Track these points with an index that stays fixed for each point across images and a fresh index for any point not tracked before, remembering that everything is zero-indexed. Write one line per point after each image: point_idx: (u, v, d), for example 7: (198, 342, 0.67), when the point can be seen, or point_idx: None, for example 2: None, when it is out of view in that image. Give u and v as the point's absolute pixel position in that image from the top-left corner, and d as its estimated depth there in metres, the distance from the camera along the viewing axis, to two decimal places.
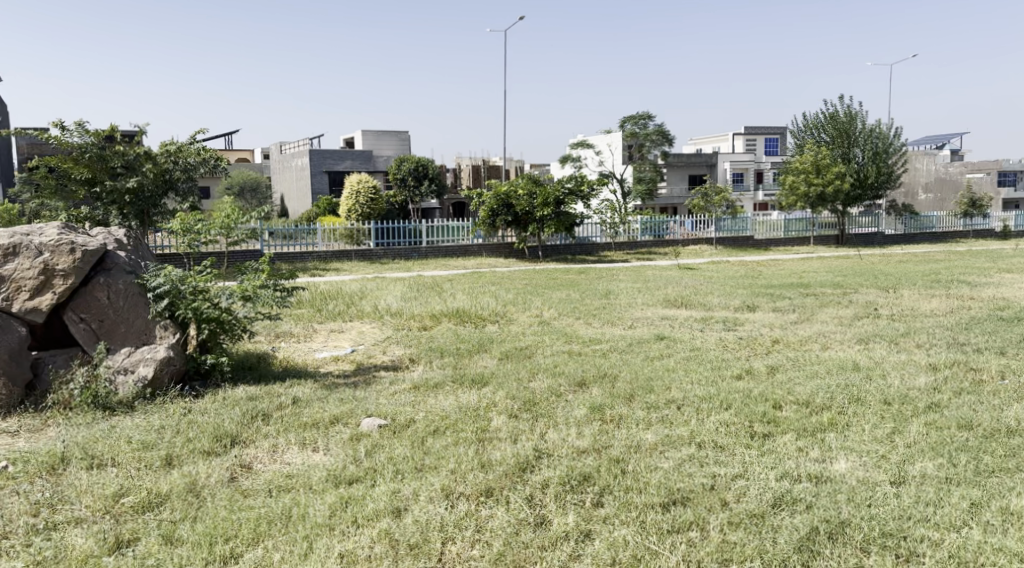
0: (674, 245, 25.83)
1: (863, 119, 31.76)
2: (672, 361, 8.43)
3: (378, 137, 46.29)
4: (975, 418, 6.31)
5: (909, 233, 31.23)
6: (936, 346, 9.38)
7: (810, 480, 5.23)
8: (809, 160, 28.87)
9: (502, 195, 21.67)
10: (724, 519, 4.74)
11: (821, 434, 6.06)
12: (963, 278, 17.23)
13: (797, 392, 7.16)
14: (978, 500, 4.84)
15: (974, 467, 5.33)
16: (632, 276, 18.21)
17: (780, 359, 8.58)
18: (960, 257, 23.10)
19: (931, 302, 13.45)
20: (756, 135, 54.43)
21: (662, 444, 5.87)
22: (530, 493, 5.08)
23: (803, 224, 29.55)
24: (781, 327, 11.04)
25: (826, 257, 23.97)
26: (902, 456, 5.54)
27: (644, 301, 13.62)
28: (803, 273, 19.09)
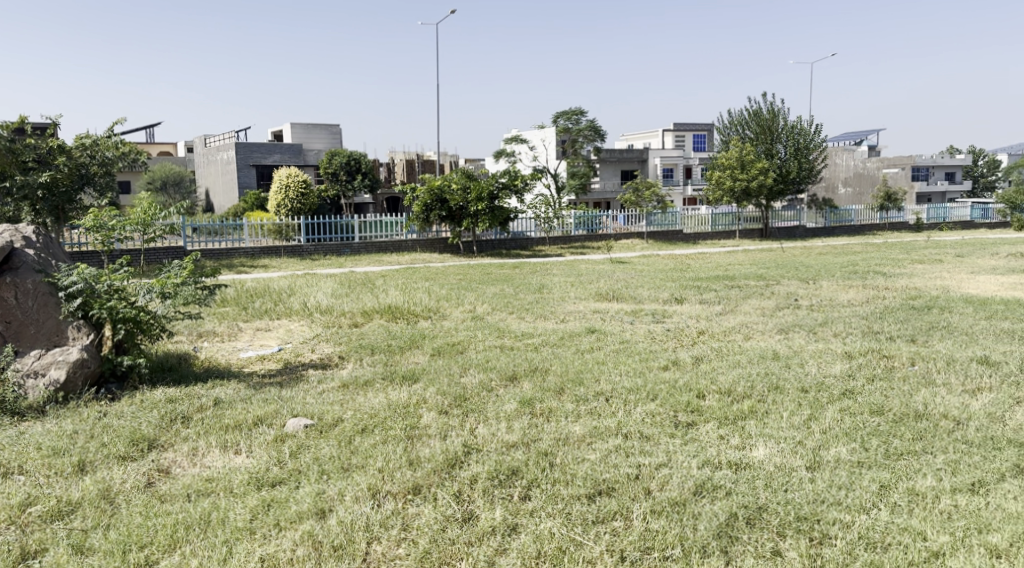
0: (606, 239, 26.12)
1: (785, 116, 32.63)
2: (602, 353, 8.53)
3: (307, 130, 45.50)
4: (886, 404, 6.58)
5: (829, 227, 32.29)
6: (852, 335, 9.76)
7: (730, 467, 5.37)
8: (734, 156, 29.59)
9: (435, 189, 21.59)
10: (647, 508, 4.82)
11: (742, 422, 6.22)
12: (878, 269, 17.91)
13: (720, 381, 7.33)
14: (887, 482, 5.04)
15: (885, 451, 5.55)
16: (566, 270, 18.37)
17: (705, 350, 8.78)
18: (876, 249, 23.99)
19: (848, 292, 13.94)
20: (685, 132, 55.53)
21: (590, 436, 5.93)
22: (458, 489, 5.07)
23: (729, 218, 30.28)
24: (708, 318, 11.29)
25: (751, 250, 24.63)
26: (818, 442, 5.73)
27: (575, 295, 13.75)
28: (728, 265, 19.55)
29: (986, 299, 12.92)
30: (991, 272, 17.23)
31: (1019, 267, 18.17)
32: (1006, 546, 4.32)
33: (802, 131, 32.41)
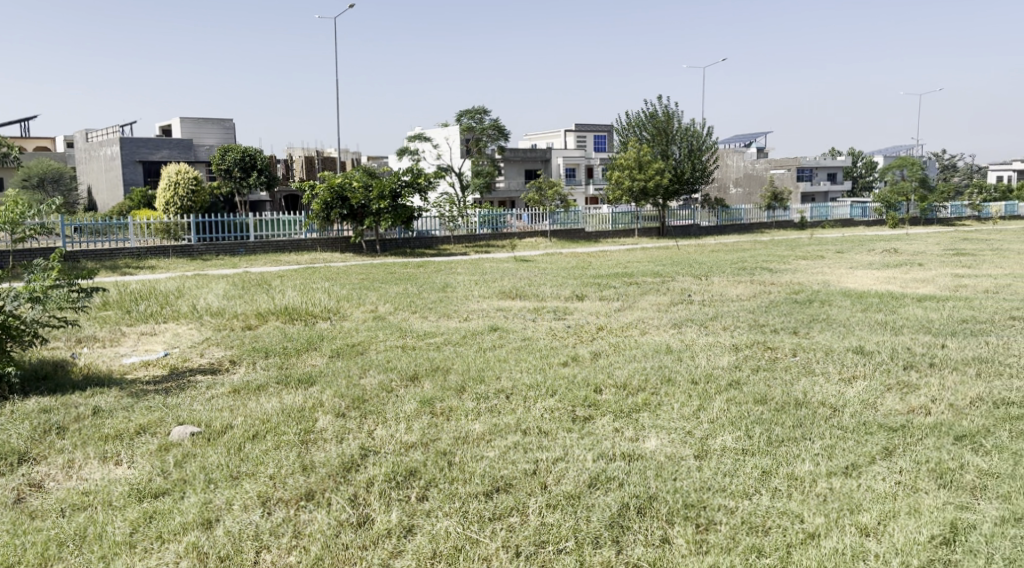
0: (509, 238, 26.26)
1: (679, 118, 33.59)
2: (503, 351, 8.57)
3: (198, 125, 43.90)
4: (770, 393, 6.87)
5: (721, 225, 33.47)
6: (739, 328, 10.16)
7: (624, 459, 5.49)
8: (632, 157, 30.28)
9: (336, 187, 21.24)
10: (543, 503, 4.88)
11: (636, 415, 6.37)
12: (766, 265, 18.69)
13: (616, 375, 7.49)
14: (769, 468, 5.27)
15: (767, 438, 5.80)
16: (470, 269, 18.37)
17: (602, 345, 8.94)
18: (764, 246, 25.02)
19: (738, 288, 14.49)
20: (586, 132, 56.46)
21: (489, 433, 5.95)
22: (353, 494, 4.99)
23: (629, 216, 30.93)
24: (607, 314, 11.50)
25: (649, 247, 25.28)
26: (706, 431, 5.93)
27: (479, 294, 13.75)
28: (627, 263, 19.98)
29: (863, 292, 13.68)
30: (867, 267, 18.27)
31: (892, 262, 19.31)
32: (875, 525, 4.56)
33: (695, 133, 33.47)
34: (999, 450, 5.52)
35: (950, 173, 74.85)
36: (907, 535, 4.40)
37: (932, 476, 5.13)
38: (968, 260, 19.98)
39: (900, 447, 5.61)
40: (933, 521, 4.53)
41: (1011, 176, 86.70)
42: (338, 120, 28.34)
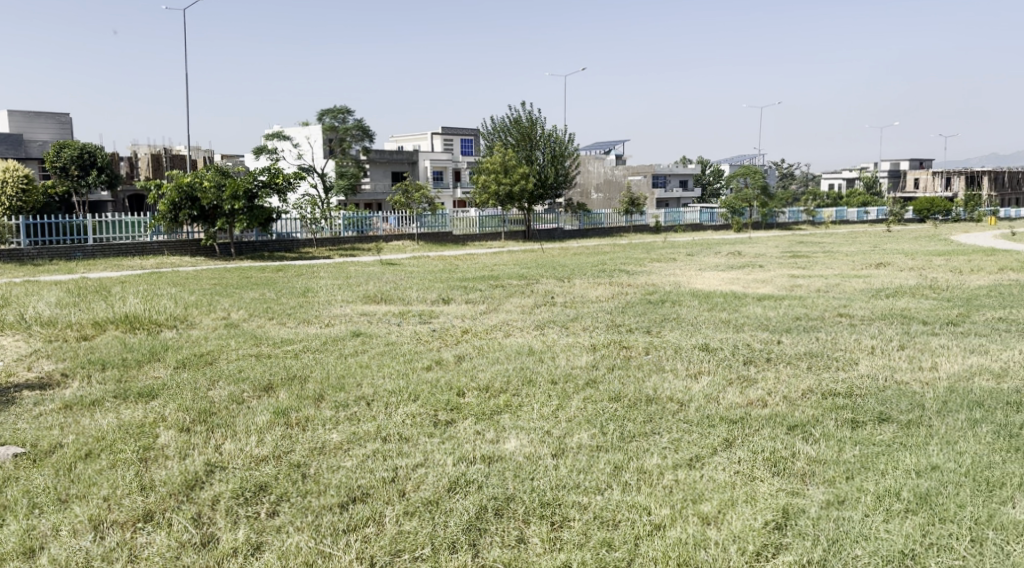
0: (374, 240, 25.90)
1: (542, 124, 34.24)
2: (365, 357, 8.43)
3: (30, 119, 40.75)
4: (623, 390, 7.11)
5: (583, 229, 34.36)
6: (598, 328, 10.46)
7: (483, 461, 5.51)
8: (497, 161, 30.56)
9: (185, 187, 20.20)
10: (400, 510, 4.81)
11: (497, 417, 6.41)
12: (623, 267, 19.35)
13: (479, 377, 7.52)
14: (620, 463, 5.45)
15: (620, 434, 5.99)
16: (333, 273, 17.97)
17: (466, 348, 8.95)
18: (622, 249, 25.89)
19: (598, 289, 14.89)
20: (452, 135, 56.50)
21: (347, 442, 5.82)
22: (197, 513, 4.75)
23: (496, 220, 31.19)
24: (471, 317, 11.53)
25: (514, 251, 25.56)
26: (563, 430, 6.06)
27: (341, 298, 13.47)
28: (493, 266, 20.14)
29: (710, 293, 14.42)
30: (716, 269, 19.25)
31: (736, 264, 20.44)
32: (715, 513, 4.79)
33: (557, 140, 34.20)
34: (826, 438, 5.95)
35: (788, 181, 80.20)
36: (744, 522, 4.65)
37: (767, 465, 5.45)
38: (803, 261, 21.49)
39: (740, 438, 5.95)
40: (767, 507, 4.81)
41: (841, 184, 93.85)
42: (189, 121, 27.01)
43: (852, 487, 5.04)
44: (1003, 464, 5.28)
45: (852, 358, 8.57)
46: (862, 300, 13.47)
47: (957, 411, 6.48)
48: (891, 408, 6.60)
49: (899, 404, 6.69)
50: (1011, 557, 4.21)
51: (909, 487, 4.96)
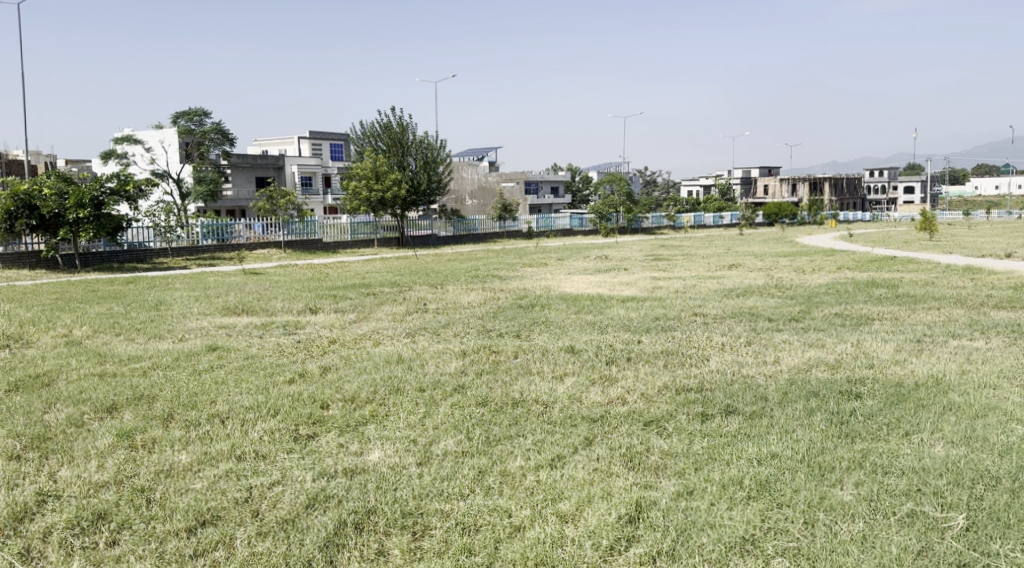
0: (236, 249, 24.94)
1: (413, 130, 33.81)
2: (221, 372, 8.09)
3: None
4: (489, 395, 7.16)
5: (456, 235, 34.40)
6: (469, 334, 10.49)
7: (344, 475, 5.40)
8: (367, 167, 30.10)
9: (21, 194, 18.75)
10: (252, 531, 4.66)
11: (362, 428, 6.31)
12: (494, 272, 19.50)
13: (344, 389, 7.37)
14: (484, 468, 5.49)
15: (485, 438, 6.03)
16: (190, 284, 17.19)
17: (332, 359, 8.76)
18: (495, 255, 26.08)
19: (469, 295, 14.94)
20: (320, 140, 55.25)
21: (198, 463, 5.57)
22: (25, 549, 4.45)
23: (368, 227, 30.75)
24: (340, 327, 11.29)
25: (386, 258, 25.26)
26: (429, 438, 6.03)
27: (198, 311, 12.88)
28: (364, 273, 19.86)
29: (578, 296, 14.74)
30: (584, 273, 19.74)
31: (604, 268, 21.04)
32: (573, 511, 4.90)
33: (429, 146, 33.92)
34: (678, 431, 6.21)
35: (652, 188, 83.27)
36: (599, 518, 4.78)
37: (623, 460, 5.63)
38: (665, 264, 22.35)
39: (600, 435, 6.11)
40: (621, 501, 4.97)
41: (700, 191, 98.38)
42: (20, 38, 25.94)
43: (700, 478, 5.28)
44: (834, 449, 5.68)
45: (704, 355, 8.99)
46: (716, 300, 14.18)
47: (796, 401, 6.92)
48: (738, 401, 6.98)
49: (744, 397, 7.08)
50: (838, 535, 4.52)
51: (751, 475, 5.25)
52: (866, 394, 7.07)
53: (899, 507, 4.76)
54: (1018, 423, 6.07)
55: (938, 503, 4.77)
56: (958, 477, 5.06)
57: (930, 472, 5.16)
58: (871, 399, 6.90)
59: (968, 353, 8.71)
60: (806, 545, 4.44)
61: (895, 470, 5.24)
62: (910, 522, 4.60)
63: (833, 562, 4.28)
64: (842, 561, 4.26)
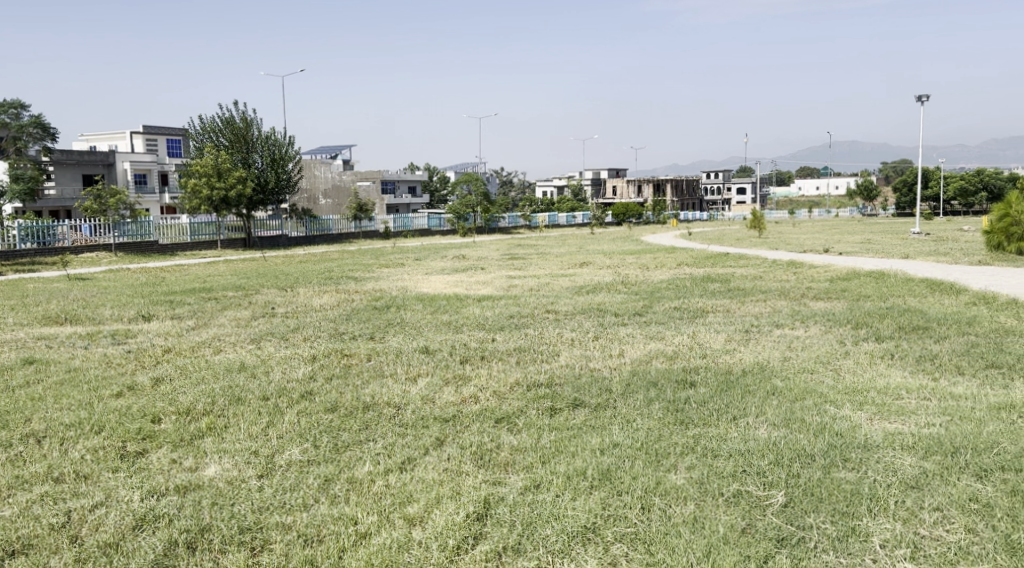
0: (60, 251, 23.13)
1: (258, 126, 32.53)
2: (39, 387, 7.46)
3: None
4: (338, 400, 6.98)
5: (308, 235, 33.45)
6: (319, 338, 10.21)
7: (178, 492, 5.12)
8: (209, 163, 28.67)
9: None
10: (70, 559, 4.34)
11: (198, 441, 5.99)
12: (348, 273, 19.10)
13: (178, 401, 6.96)
14: (330, 476, 5.35)
15: (333, 445, 5.88)
16: (7, 292, 15.77)
17: (167, 369, 8.27)
18: (348, 255, 25.56)
19: (321, 298, 14.56)
20: (156, 135, 52.19)
21: (8, 489, 5.11)
22: None
23: (211, 228, 29.33)
24: (176, 335, 10.68)
25: (232, 260, 24.20)
26: (272, 449, 5.81)
27: (14, 321, 11.82)
28: (206, 277, 18.94)
29: (433, 296, 14.67)
30: (440, 272, 19.74)
31: (460, 267, 21.11)
32: (421, 513, 4.86)
33: (276, 142, 32.77)
34: (527, 426, 6.31)
35: (508, 188, 84.43)
36: (446, 518, 4.77)
37: (474, 459, 5.65)
38: (519, 262, 22.68)
39: (450, 436, 6.09)
40: (468, 500, 4.98)
41: (553, 192, 100.85)
42: None
43: (546, 471, 5.39)
44: (670, 436, 5.95)
45: (555, 350, 9.18)
46: (568, 297, 14.55)
47: (637, 391, 7.21)
48: (584, 394, 7.17)
49: (591, 390, 7.29)
50: (672, 518, 4.74)
51: (594, 466, 5.42)
52: (699, 383, 7.46)
53: (726, 488, 5.04)
54: (831, 403, 6.60)
55: (761, 482, 5.09)
56: (778, 457, 5.43)
57: (753, 454, 5.50)
58: (703, 387, 7.29)
59: (790, 341, 9.41)
60: (643, 530, 4.63)
61: (723, 453, 5.55)
62: (736, 502, 4.89)
63: (668, 544, 4.46)
64: (674, 543, 4.46)
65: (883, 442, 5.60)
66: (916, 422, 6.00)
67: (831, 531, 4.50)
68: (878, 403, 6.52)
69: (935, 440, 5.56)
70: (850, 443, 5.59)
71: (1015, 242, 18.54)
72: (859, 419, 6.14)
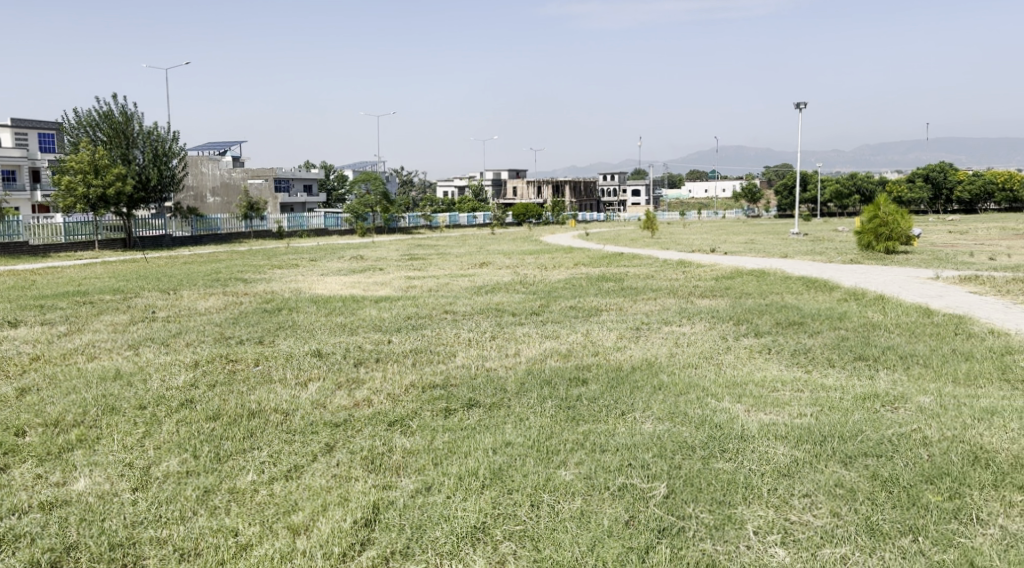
0: None
1: (139, 120, 31.10)
2: None
3: None
4: (221, 408, 6.74)
5: (194, 235, 32.17)
6: (204, 343, 9.83)
7: (42, 509, 4.84)
8: (84, 159, 27.19)
9: None
10: None
11: (67, 454, 5.68)
12: (237, 275, 18.49)
13: (45, 413, 6.57)
14: (210, 486, 5.17)
15: (214, 455, 5.68)
16: None
17: (35, 378, 7.79)
18: (238, 256, 24.75)
19: (207, 300, 14.04)
20: (27, 129, 49.14)
21: None
22: None
23: (88, 227, 27.80)
24: (45, 342, 10.07)
25: (111, 262, 23.03)
26: (149, 460, 5.56)
27: None
28: (81, 279, 17.95)
29: (327, 298, 14.36)
30: (335, 273, 19.39)
31: (356, 268, 20.78)
32: (306, 522, 4.76)
33: (159, 138, 31.40)
34: (421, 429, 6.27)
35: (409, 188, 83.69)
36: (332, 526, 4.68)
37: (364, 464, 5.57)
38: (417, 263, 22.49)
39: (340, 441, 5.98)
40: (356, 506, 4.90)
41: (453, 192, 100.70)
42: None
43: (438, 472, 5.37)
44: (560, 433, 6.04)
45: (451, 351, 9.16)
46: (466, 297, 14.52)
47: (531, 390, 7.28)
48: (479, 394, 7.19)
49: (485, 390, 7.30)
50: (559, 514, 4.81)
51: (485, 465, 5.43)
52: (591, 380, 7.60)
53: (612, 482, 5.16)
54: (713, 397, 6.85)
55: (645, 474, 5.24)
56: (662, 449, 5.59)
57: (639, 447, 5.65)
58: (595, 384, 7.43)
59: (677, 337, 9.71)
60: (531, 527, 4.68)
61: (610, 448, 5.68)
62: (620, 495, 5.00)
63: (554, 540, 4.53)
64: (560, 538, 4.53)
65: (759, 432, 5.85)
66: (790, 413, 6.30)
67: (708, 520, 4.68)
68: (756, 395, 6.82)
69: (806, 429, 5.85)
70: (729, 434, 5.82)
71: (883, 242, 19.74)
72: (737, 411, 6.40)
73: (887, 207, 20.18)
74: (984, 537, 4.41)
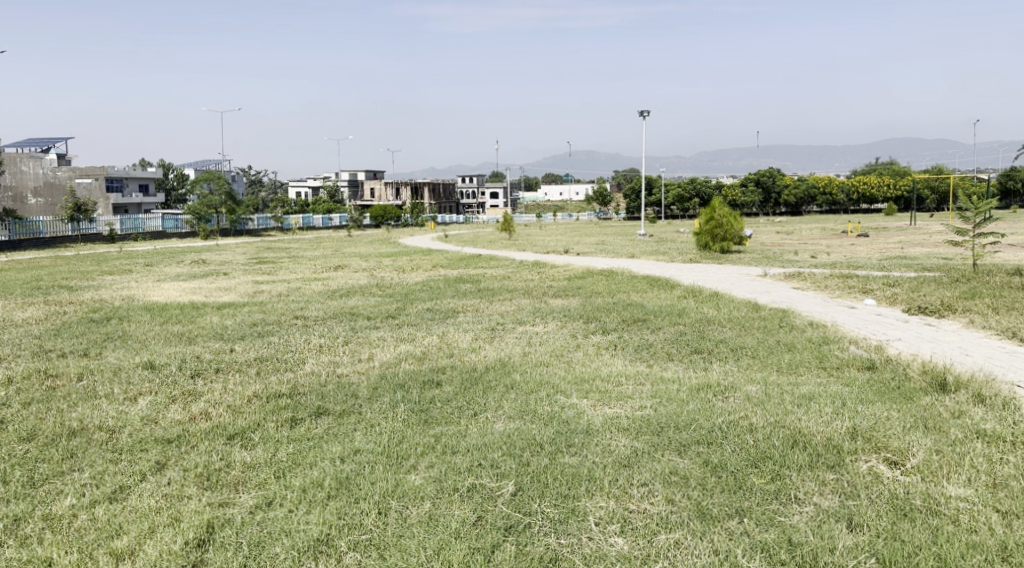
0: None
1: None
2: None
3: None
4: (37, 428, 6.22)
5: (13, 239, 29.62)
6: (20, 358, 9.05)
7: None
8: None
9: None
10: None
11: None
12: (62, 283, 17.16)
13: None
14: (22, 514, 4.77)
15: (28, 479, 5.24)
16: None
17: None
18: (63, 262, 22.97)
19: (26, 311, 12.93)
20: None
21: None
22: None
23: None
24: None
25: None
26: None
27: None
28: None
29: (164, 305, 13.58)
30: (173, 279, 18.39)
31: (198, 273, 19.79)
32: (131, 545, 4.47)
33: None
34: (263, 441, 6.03)
35: (257, 189, 80.72)
36: (160, 548, 4.42)
37: (198, 481, 5.29)
38: (265, 267, 21.72)
39: (173, 458, 5.66)
40: (189, 525, 4.66)
41: (305, 192, 98.04)
42: None
43: (280, 486, 5.18)
44: (411, 436, 5.98)
45: (300, 358, 8.89)
46: (318, 301, 14.16)
47: (382, 395, 7.16)
48: (327, 401, 7.01)
49: (335, 397, 7.13)
50: (407, 519, 4.76)
51: (331, 475, 5.29)
52: (444, 382, 7.58)
53: (460, 483, 5.16)
54: (561, 394, 7.00)
55: (494, 473, 5.27)
56: (509, 448, 5.65)
57: (488, 447, 5.68)
58: (448, 386, 7.42)
59: (529, 337, 9.87)
60: (377, 536, 4.59)
61: (461, 449, 5.68)
62: (468, 496, 5.01)
63: (400, 547, 4.47)
64: (406, 544, 4.48)
65: (602, 426, 6.03)
66: (631, 406, 6.54)
67: (552, 514, 4.77)
68: (601, 390, 7.03)
69: (645, 421, 6.09)
70: (573, 430, 5.96)
71: (719, 242, 20.95)
72: (583, 406, 6.58)
73: (722, 209, 21.35)
74: (800, 514, 4.73)
